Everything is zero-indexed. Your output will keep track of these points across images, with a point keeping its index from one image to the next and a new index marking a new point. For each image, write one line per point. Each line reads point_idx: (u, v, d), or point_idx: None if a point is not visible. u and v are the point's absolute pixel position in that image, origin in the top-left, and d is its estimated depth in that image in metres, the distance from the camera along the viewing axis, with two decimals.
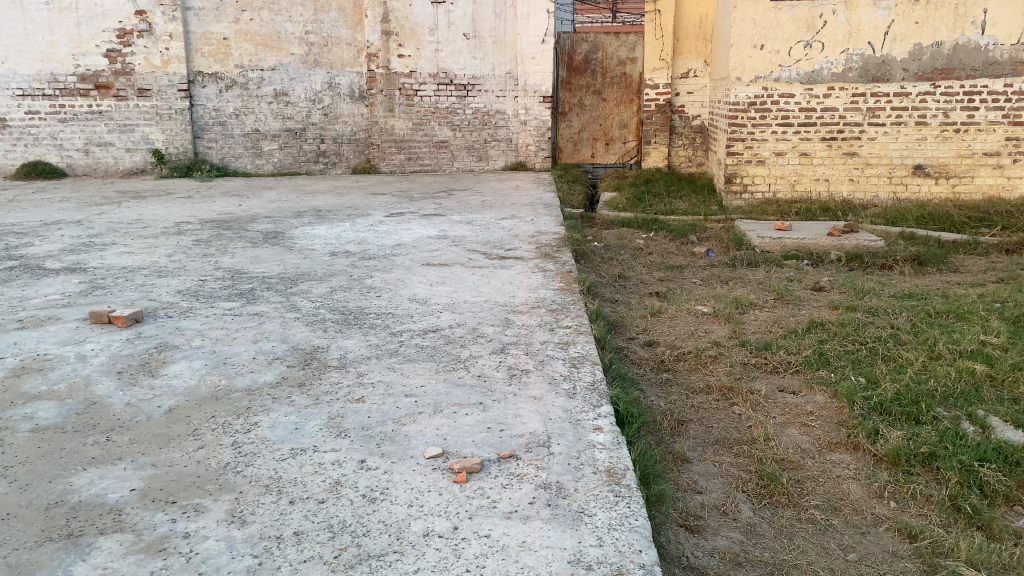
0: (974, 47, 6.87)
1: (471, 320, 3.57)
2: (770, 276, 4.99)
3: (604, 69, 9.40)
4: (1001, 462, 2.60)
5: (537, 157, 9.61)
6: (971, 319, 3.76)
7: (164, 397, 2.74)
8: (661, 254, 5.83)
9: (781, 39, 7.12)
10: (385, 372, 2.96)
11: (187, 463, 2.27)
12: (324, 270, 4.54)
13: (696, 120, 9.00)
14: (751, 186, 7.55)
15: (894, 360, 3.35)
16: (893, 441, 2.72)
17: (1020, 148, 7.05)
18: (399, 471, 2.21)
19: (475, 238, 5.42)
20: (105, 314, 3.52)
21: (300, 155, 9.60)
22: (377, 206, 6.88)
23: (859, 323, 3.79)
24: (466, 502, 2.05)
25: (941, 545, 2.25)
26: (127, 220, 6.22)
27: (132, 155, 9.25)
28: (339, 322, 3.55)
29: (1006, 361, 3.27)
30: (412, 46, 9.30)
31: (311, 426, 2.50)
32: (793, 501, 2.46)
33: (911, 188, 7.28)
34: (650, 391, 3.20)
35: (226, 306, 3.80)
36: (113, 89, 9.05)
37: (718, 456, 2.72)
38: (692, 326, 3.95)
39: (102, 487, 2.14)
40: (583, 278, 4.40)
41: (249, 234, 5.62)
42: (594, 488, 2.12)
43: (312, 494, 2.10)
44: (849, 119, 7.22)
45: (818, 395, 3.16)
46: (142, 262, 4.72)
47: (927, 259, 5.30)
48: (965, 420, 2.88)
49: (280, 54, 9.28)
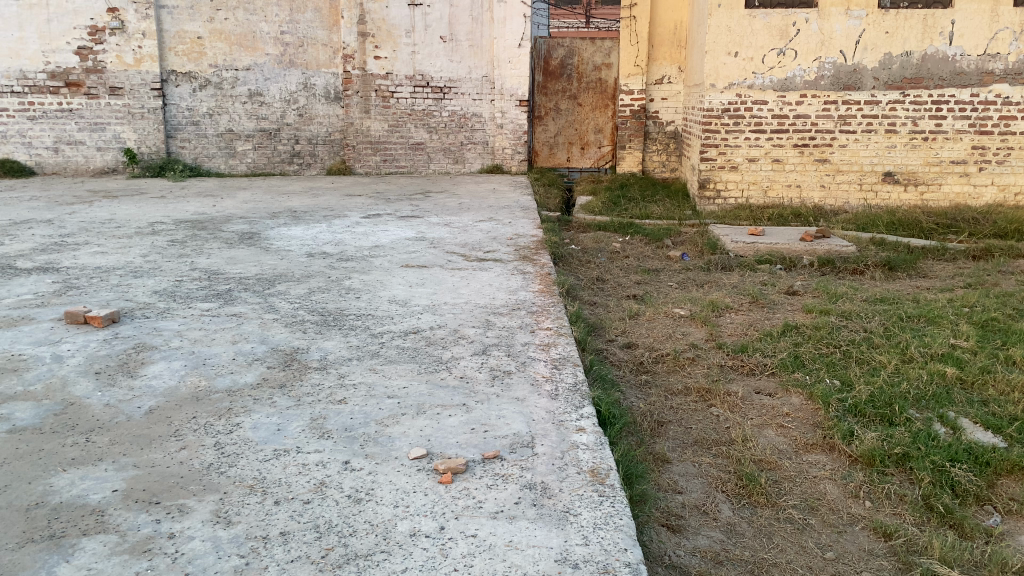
0: (943, 57, 7.02)
1: (452, 322, 3.58)
2: (744, 279, 5.06)
3: (580, 74, 9.44)
4: (971, 462, 2.67)
5: (513, 160, 9.65)
6: (942, 323, 3.84)
7: (144, 397, 2.72)
8: (638, 257, 5.88)
9: (755, 46, 7.21)
10: (367, 373, 2.96)
11: (169, 463, 2.26)
12: (302, 271, 4.53)
13: (670, 125, 9.11)
14: (724, 191, 7.63)
15: (868, 362, 3.42)
16: (868, 442, 2.78)
17: (986, 156, 7.22)
18: (384, 472, 2.22)
19: (453, 240, 5.42)
20: (81, 314, 3.48)
21: (275, 155, 9.53)
22: (353, 208, 6.86)
23: (833, 326, 3.86)
24: (452, 502, 2.06)
25: (915, 543, 2.31)
26: (99, 219, 6.15)
27: (103, 154, 9.13)
28: (319, 323, 3.55)
29: (976, 364, 3.34)
30: (388, 47, 9.28)
31: (294, 426, 2.50)
32: (771, 500, 2.51)
33: (880, 195, 7.41)
34: (630, 392, 3.23)
35: (204, 307, 3.78)
36: (84, 86, 8.93)
37: (697, 456, 2.75)
38: (670, 328, 4.00)
39: (84, 488, 2.12)
40: (561, 281, 4.43)
41: (224, 234, 5.58)
42: (579, 488, 2.14)
43: (297, 494, 2.10)
44: (821, 126, 7.33)
45: (793, 396, 3.21)
46: (117, 262, 4.67)
47: (897, 265, 5.40)
48: (937, 422, 2.94)
49: (255, 54, 9.21)
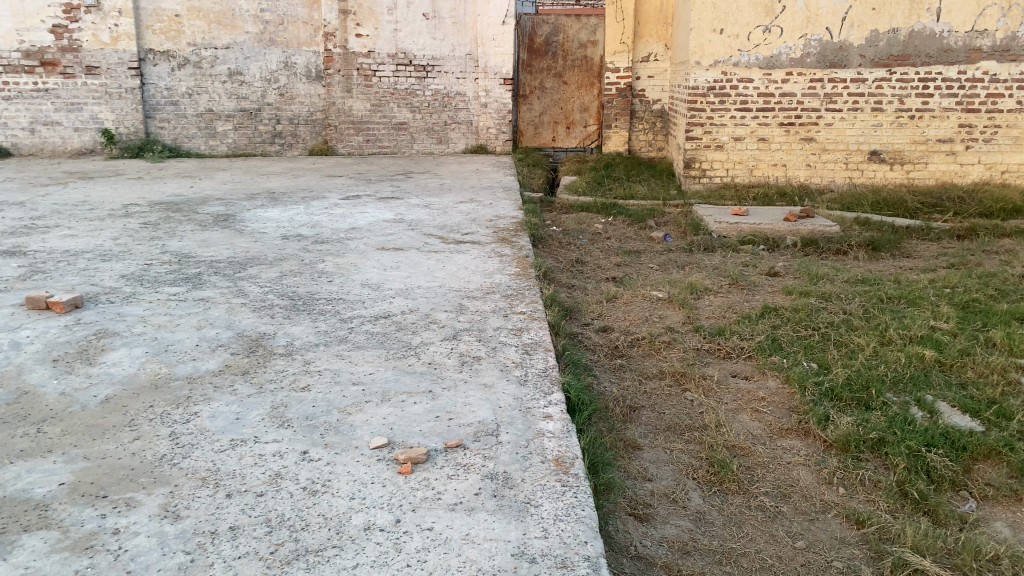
0: (930, 33, 6.92)
1: (425, 306, 3.51)
2: (726, 261, 5.00)
3: (565, 51, 9.27)
4: (947, 447, 2.62)
5: (497, 141, 9.56)
6: (922, 305, 3.78)
7: (100, 385, 2.64)
8: (620, 239, 5.81)
9: (740, 23, 7.11)
10: (332, 359, 2.89)
11: (121, 455, 2.19)
12: (275, 253, 4.45)
13: (657, 104, 9.00)
14: (710, 170, 7.56)
15: (846, 345, 3.36)
16: (843, 427, 2.73)
17: (972, 134, 7.15)
18: (342, 462, 2.15)
19: (432, 222, 5.34)
20: (43, 299, 3.39)
21: (256, 136, 9.40)
22: (333, 189, 6.77)
23: (812, 308, 3.80)
24: (409, 493, 2.00)
25: (888, 531, 2.26)
26: (73, 201, 6.03)
27: (81, 135, 8.99)
28: (287, 308, 3.47)
29: (955, 346, 3.29)
30: (370, 25, 9.13)
31: (253, 415, 2.43)
32: (743, 487, 2.46)
33: (866, 174, 7.36)
34: (603, 376, 3.18)
35: (171, 292, 3.69)
36: (60, 66, 8.77)
37: (669, 443, 2.70)
38: (647, 311, 3.93)
39: (29, 481, 2.05)
40: (539, 263, 4.35)
41: (199, 216, 5.48)
42: (542, 477, 2.08)
43: (251, 487, 2.03)
44: (807, 104, 7.25)
45: (770, 379, 3.16)
46: (86, 246, 4.58)
47: (880, 245, 5.34)
48: (914, 406, 2.89)
49: (234, 33, 9.06)
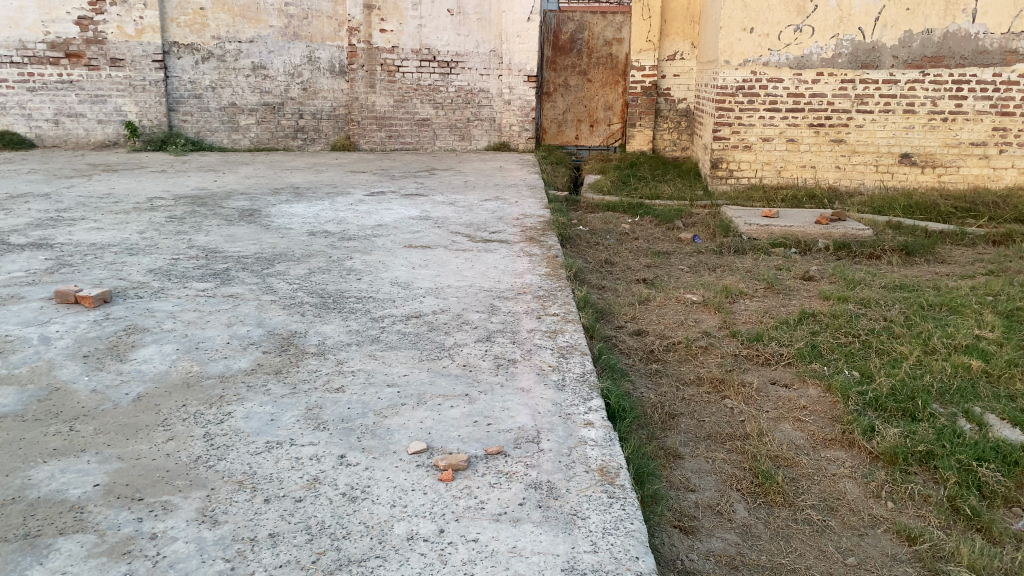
0: (965, 35, 6.80)
1: (456, 306, 3.45)
2: (758, 264, 4.91)
3: (590, 49, 9.23)
4: (1000, 462, 2.54)
5: (520, 138, 9.47)
6: (965, 313, 3.69)
7: (132, 383, 2.60)
8: (648, 239, 5.73)
9: (771, 22, 7.01)
10: (366, 360, 2.83)
11: (155, 456, 2.14)
12: (303, 250, 4.40)
13: (682, 103, 8.92)
14: (737, 171, 7.46)
15: (889, 353, 3.28)
16: (889, 439, 2.65)
17: (1007, 138, 7.02)
18: (381, 468, 2.10)
19: (459, 220, 5.28)
20: (71, 293, 3.35)
21: (278, 130, 9.37)
22: (358, 184, 6.74)
23: (851, 314, 3.71)
24: (452, 502, 1.94)
25: (942, 549, 2.18)
26: (98, 194, 6.01)
27: (104, 127, 8.99)
28: (317, 306, 3.42)
29: (1002, 357, 3.20)
30: (394, 20, 9.09)
31: (287, 417, 2.38)
32: (788, 500, 2.38)
33: (897, 177, 7.23)
34: (640, 382, 3.11)
35: (199, 287, 3.65)
36: (85, 58, 8.77)
37: (711, 452, 2.63)
38: (681, 315, 3.85)
39: (63, 482, 2.01)
40: (569, 264, 4.29)
41: (224, 211, 5.44)
42: (587, 488, 2.02)
43: (289, 492, 1.98)
44: (837, 105, 7.14)
45: (811, 388, 3.08)
46: (113, 239, 4.55)
47: (915, 250, 5.24)
48: (962, 418, 2.81)
49: (259, 26, 9.03)
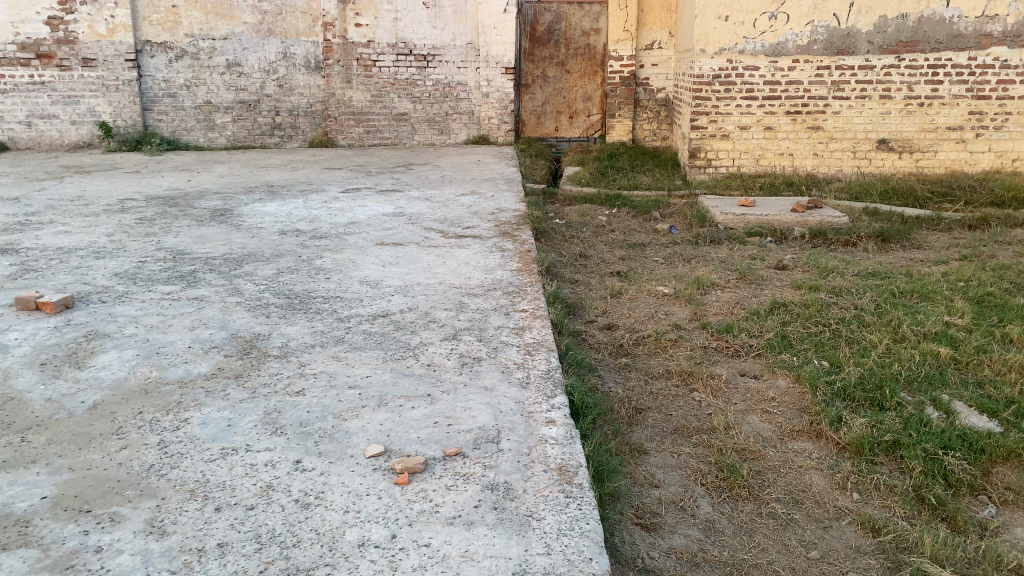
0: (939, 19, 6.79)
1: (424, 304, 3.42)
2: (733, 253, 4.90)
3: (567, 39, 9.17)
4: (966, 450, 2.53)
5: (499, 131, 9.42)
6: (936, 299, 3.68)
7: (88, 391, 2.56)
8: (624, 231, 5.70)
9: (746, 10, 6.99)
10: (329, 362, 2.79)
11: (107, 466, 2.11)
12: (272, 250, 4.36)
13: (661, 92, 8.89)
14: (715, 160, 7.44)
15: (858, 342, 3.27)
16: (857, 429, 2.63)
17: (982, 122, 7.02)
18: (337, 472, 2.07)
19: (432, 216, 5.24)
20: (33, 299, 3.31)
21: (255, 128, 9.29)
22: (333, 181, 6.70)
23: (822, 303, 3.70)
24: (406, 507, 1.91)
25: (905, 539, 2.17)
26: (69, 196, 5.94)
27: (78, 128, 8.90)
28: (283, 307, 3.38)
29: (971, 343, 3.18)
30: (369, 14, 9.01)
31: (244, 422, 2.34)
32: (753, 493, 2.37)
33: (874, 163, 7.23)
34: (609, 377, 3.09)
35: (164, 290, 3.60)
36: (56, 58, 8.67)
37: (677, 447, 2.61)
38: (653, 308, 3.84)
39: (11, 495, 1.97)
40: (541, 258, 4.26)
41: (195, 211, 5.38)
42: (545, 488, 1.99)
43: (241, 500, 1.95)
44: (814, 92, 7.13)
45: (780, 378, 3.06)
46: (80, 242, 4.49)
47: (890, 236, 5.23)
48: (929, 405, 2.80)
49: (232, 23, 8.94)
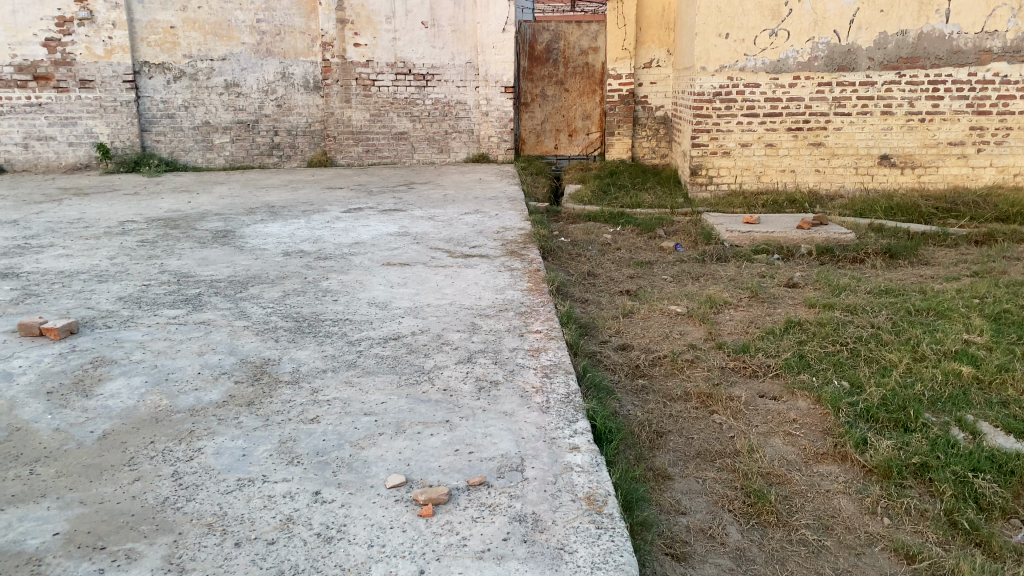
0: (939, 35, 6.80)
1: (436, 326, 3.36)
2: (742, 271, 4.86)
3: (566, 59, 9.19)
4: (995, 472, 2.47)
5: (499, 149, 9.40)
6: (953, 317, 3.64)
7: (98, 420, 2.49)
8: (630, 249, 5.67)
9: (746, 27, 6.99)
10: (342, 387, 2.73)
11: (120, 499, 2.04)
12: (277, 271, 4.30)
13: (660, 111, 8.89)
14: (717, 177, 7.42)
15: (878, 361, 3.22)
16: (883, 451, 2.58)
17: (984, 137, 7.03)
18: (358, 504, 2.00)
19: (438, 235, 5.19)
20: (36, 325, 3.23)
21: (253, 148, 9.26)
22: (334, 200, 6.65)
23: (838, 322, 3.65)
24: (432, 540, 1.85)
25: (941, 566, 2.11)
26: (68, 219, 5.88)
27: (76, 149, 8.85)
28: (292, 331, 3.32)
29: (992, 362, 3.14)
30: (368, 34, 9.00)
31: (260, 452, 2.28)
32: (782, 519, 2.31)
33: (877, 179, 7.23)
34: (626, 400, 3.03)
35: (170, 314, 3.54)
36: (53, 80, 8.63)
37: (701, 471, 2.55)
38: (666, 328, 3.79)
39: (21, 532, 1.90)
40: (551, 278, 4.22)
41: (197, 233, 5.33)
42: (574, 519, 1.93)
43: (261, 534, 1.88)
44: (815, 109, 7.13)
45: (800, 400, 3.01)
46: (81, 266, 4.43)
47: (898, 252, 5.20)
48: (954, 426, 2.75)
49: (230, 44, 8.93)
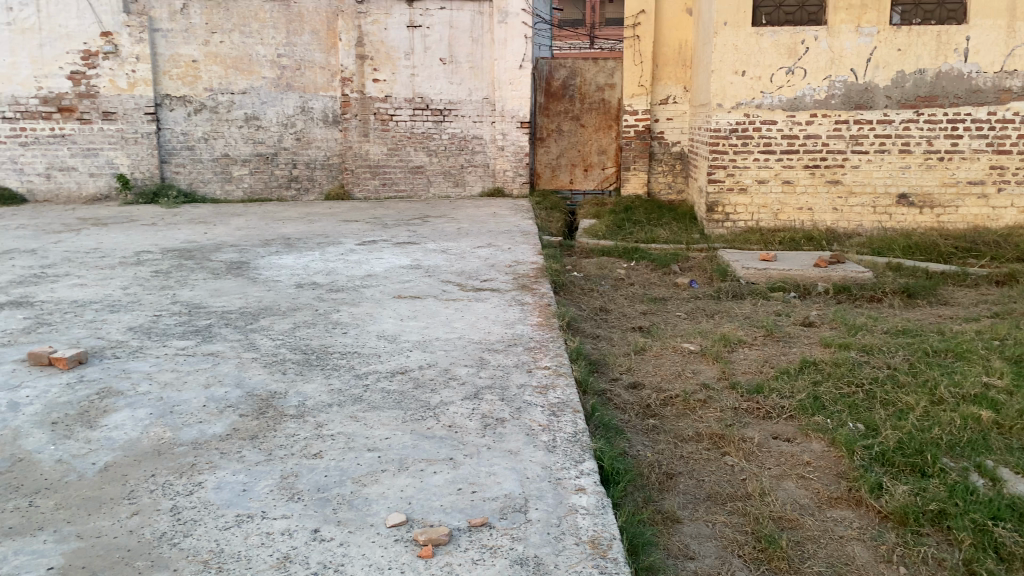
0: (957, 74, 6.79)
1: (444, 361, 3.33)
2: (757, 309, 4.81)
3: (582, 95, 9.24)
4: (1016, 520, 2.38)
5: (514, 183, 9.42)
6: (972, 359, 3.57)
7: (100, 452, 2.47)
8: (643, 285, 5.64)
9: (763, 65, 7.01)
10: (347, 422, 2.69)
11: (117, 533, 2.01)
12: (288, 303, 4.30)
13: (676, 146, 8.88)
14: (733, 214, 7.39)
15: (895, 404, 3.15)
16: (899, 497, 2.50)
17: (1004, 176, 6.97)
18: (357, 543, 1.96)
19: (450, 268, 5.18)
20: (45, 355, 3.24)
21: (271, 180, 9.35)
22: (349, 233, 6.68)
23: (854, 362, 3.59)
24: None
25: None
26: (85, 248, 5.94)
27: (96, 180, 8.97)
28: (299, 364, 3.30)
29: (1013, 407, 3.06)
30: (387, 70, 9.14)
31: (260, 487, 2.25)
32: (793, 566, 2.23)
33: (895, 218, 7.15)
34: (637, 439, 2.98)
35: (179, 345, 3.53)
36: (77, 112, 8.78)
37: (711, 515, 2.49)
38: (678, 366, 3.74)
39: (15, 565, 1.87)
40: (562, 312, 4.18)
41: (211, 264, 5.35)
42: (577, 564, 1.88)
43: (256, 572, 1.85)
44: (832, 146, 7.10)
45: (814, 442, 2.95)
46: (94, 295, 4.45)
47: (916, 292, 5.14)
48: (974, 472, 2.67)
49: (251, 78, 9.06)
